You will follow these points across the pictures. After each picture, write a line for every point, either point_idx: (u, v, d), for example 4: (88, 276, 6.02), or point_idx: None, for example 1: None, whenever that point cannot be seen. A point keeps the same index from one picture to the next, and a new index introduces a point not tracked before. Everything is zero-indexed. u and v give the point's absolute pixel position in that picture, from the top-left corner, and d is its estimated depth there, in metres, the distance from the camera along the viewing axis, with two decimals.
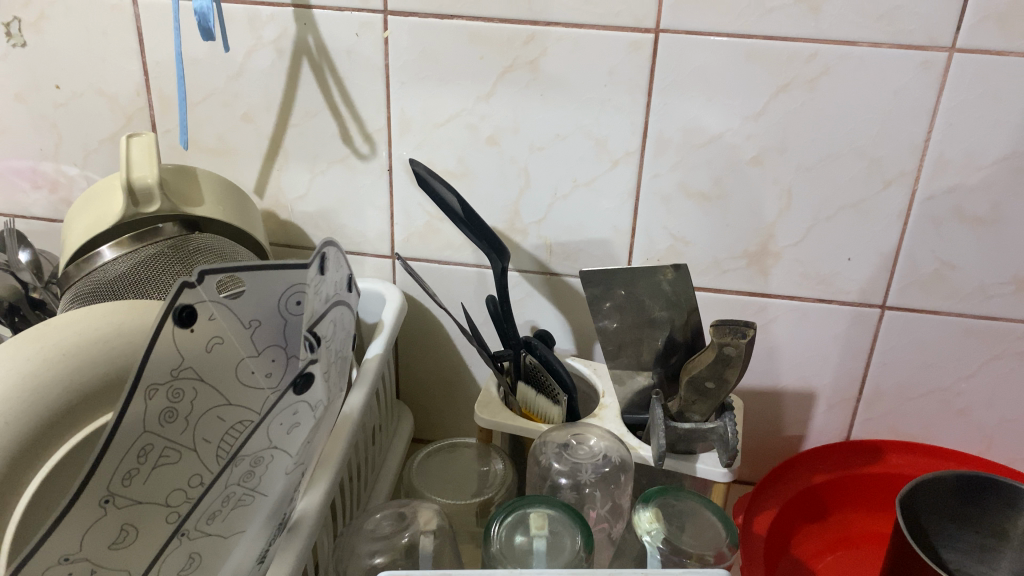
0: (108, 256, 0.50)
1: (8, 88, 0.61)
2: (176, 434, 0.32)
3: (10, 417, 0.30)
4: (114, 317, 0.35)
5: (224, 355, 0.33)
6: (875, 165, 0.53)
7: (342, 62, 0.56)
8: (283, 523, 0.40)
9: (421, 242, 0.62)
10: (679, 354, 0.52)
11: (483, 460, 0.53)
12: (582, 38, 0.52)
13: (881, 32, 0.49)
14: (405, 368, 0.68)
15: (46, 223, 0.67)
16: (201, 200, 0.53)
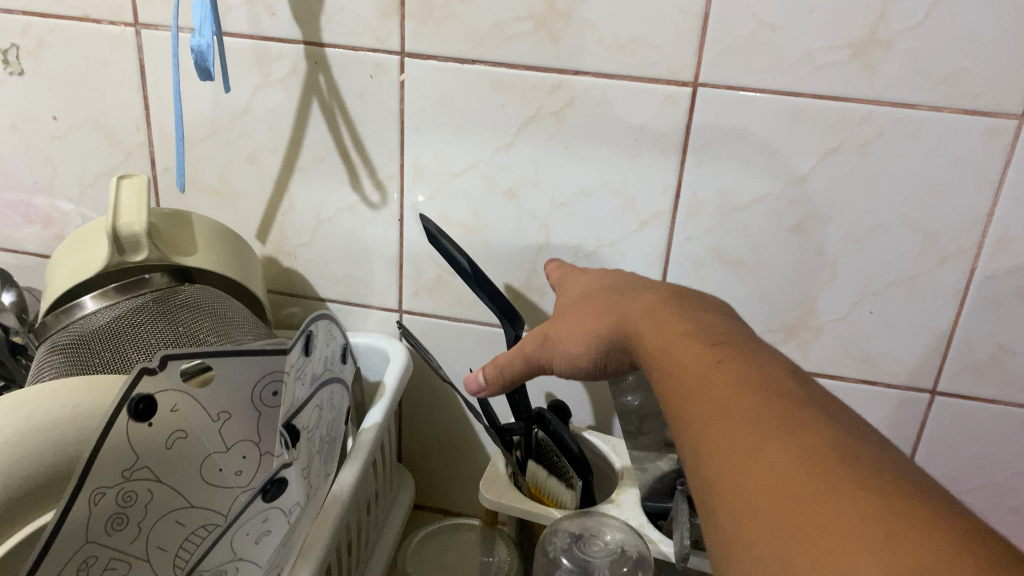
0: (90, 307, 0.46)
1: (3, 118, 0.58)
2: (126, 543, 0.27)
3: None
4: (67, 398, 0.30)
5: (186, 452, 0.29)
6: (929, 239, 0.48)
7: (353, 104, 0.52)
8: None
9: (431, 296, 0.58)
10: None
11: (486, 549, 0.49)
12: (612, 89, 0.48)
13: (943, 96, 0.45)
14: (409, 429, 0.63)
15: (38, 259, 0.63)
16: (193, 249, 0.49)
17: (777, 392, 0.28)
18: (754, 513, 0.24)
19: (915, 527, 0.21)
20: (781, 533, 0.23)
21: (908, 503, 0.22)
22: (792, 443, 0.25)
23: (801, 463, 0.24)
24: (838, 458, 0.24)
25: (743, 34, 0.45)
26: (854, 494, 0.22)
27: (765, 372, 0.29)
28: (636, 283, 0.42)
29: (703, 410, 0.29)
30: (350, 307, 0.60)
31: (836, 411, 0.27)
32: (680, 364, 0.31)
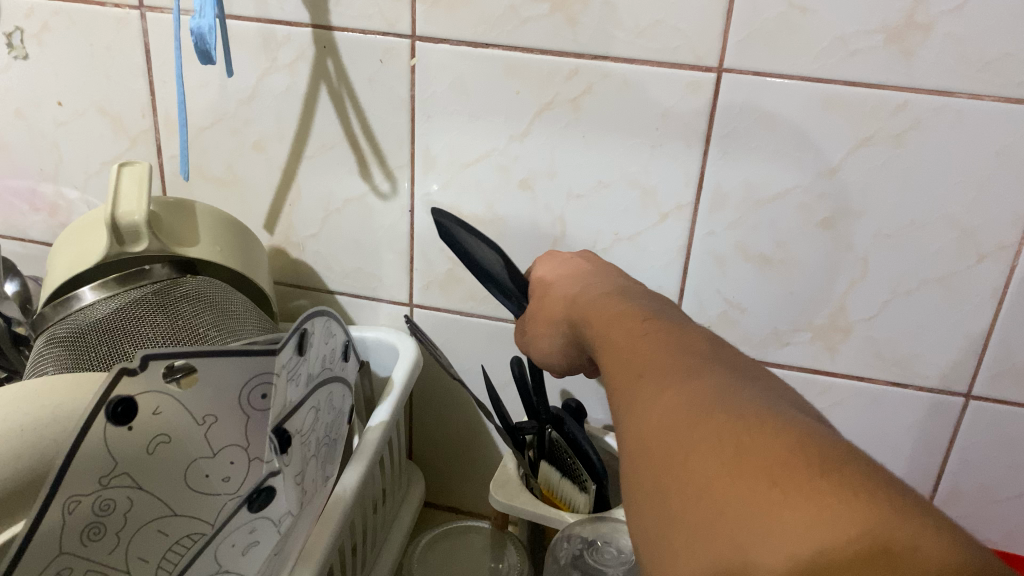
0: (89, 298, 0.44)
1: (8, 103, 0.57)
2: (104, 554, 0.25)
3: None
4: (46, 399, 0.29)
5: (171, 457, 0.27)
6: (968, 236, 0.46)
7: (363, 91, 0.50)
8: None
9: (442, 290, 0.56)
10: None
11: (497, 553, 0.47)
12: (633, 76, 0.46)
13: (985, 84, 0.42)
14: (419, 427, 0.61)
15: (45, 248, 0.62)
16: (196, 239, 0.47)
17: (679, 355, 0.27)
18: (642, 480, 0.23)
19: (789, 471, 0.20)
20: (665, 494, 0.22)
21: (788, 443, 0.21)
22: (680, 405, 0.24)
23: (687, 422, 0.23)
24: (720, 408, 0.23)
25: (772, 17, 0.43)
26: (733, 442, 0.21)
27: (677, 338, 0.28)
28: (586, 270, 0.41)
29: (615, 386, 0.28)
30: (360, 301, 0.58)
31: (737, 369, 0.26)
32: (606, 346, 0.31)
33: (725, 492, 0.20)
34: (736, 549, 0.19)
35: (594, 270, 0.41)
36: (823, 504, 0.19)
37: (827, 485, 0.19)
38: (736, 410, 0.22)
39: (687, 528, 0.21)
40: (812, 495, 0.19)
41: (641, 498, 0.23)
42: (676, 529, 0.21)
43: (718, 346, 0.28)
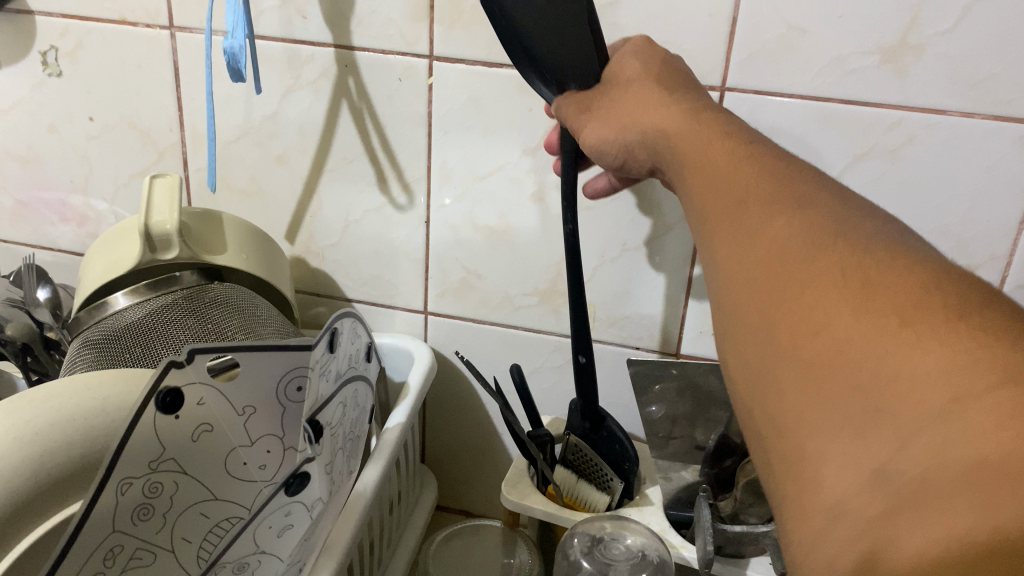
0: (122, 303, 0.46)
1: (42, 118, 0.59)
2: (152, 533, 0.28)
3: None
4: (98, 390, 0.31)
5: (212, 444, 0.29)
6: (961, 246, 0.48)
7: (382, 107, 0.53)
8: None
9: (456, 298, 0.58)
10: (736, 457, 0.47)
11: (508, 550, 0.49)
12: None
13: (975, 102, 0.44)
14: (432, 430, 0.63)
15: (72, 257, 0.64)
16: (223, 248, 0.50)
17: (788, 194, 0.29)
18: (766, 333, 0.27)
19: (919, 317, 0.23)
20: (792, 345, 0.25)
21: (915, 292, 0.24)
22: (799, 247, 0.27)
23: (809, 264, 0.26)
24: (842, 258, 0.26)
25: (772, 38, 0.45)
26: (859, 289, 0.24)
27: (782, 172, 0.31)
28: (657, 61, 0.40)
29: (716, 219, 0.31)
30: (376, 308, 0.60)
31: (847, 211, 0.29)
32: (698, 165, 0.33)
33: (855, 336, 0.23)
34: (869, 387, 0.22)
35: (660, 63, 0.40)
36: (954, 344, 0.21)
37: (956, 329, 0.22)
38: (859, 260, 0.25)
39: (817, 370, 0.24)
40: (943, 337, 0.22)
41: (765, 348, 0.26)
42: (803, 374, 0.24)
43: (827, 185, 0.31)
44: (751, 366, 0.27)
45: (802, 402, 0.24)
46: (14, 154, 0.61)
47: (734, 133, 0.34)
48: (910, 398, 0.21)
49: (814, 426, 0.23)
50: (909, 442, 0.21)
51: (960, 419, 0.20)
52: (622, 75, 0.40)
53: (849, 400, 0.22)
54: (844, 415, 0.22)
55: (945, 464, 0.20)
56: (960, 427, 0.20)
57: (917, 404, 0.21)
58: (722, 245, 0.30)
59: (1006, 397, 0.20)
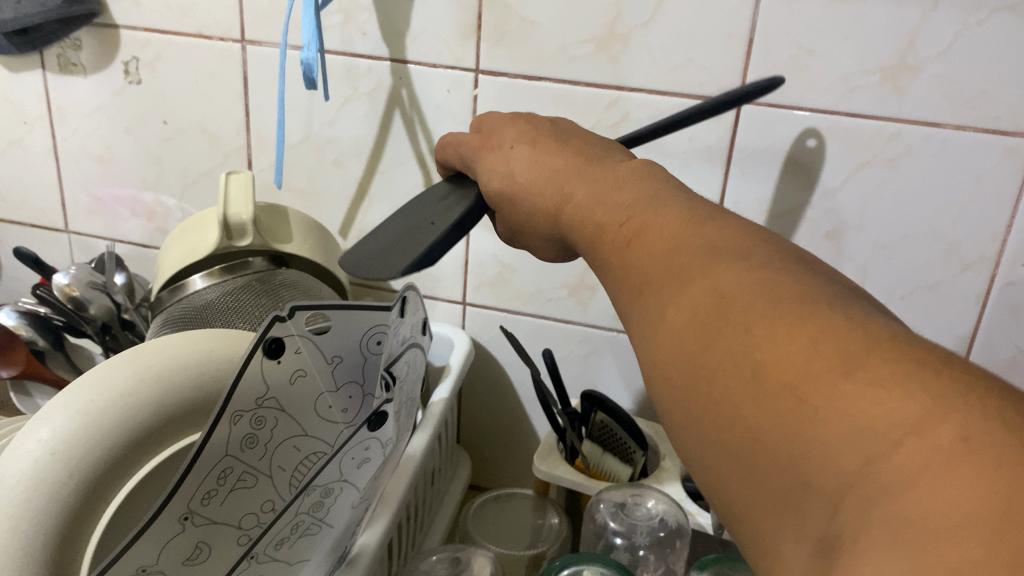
0: (199, 285, 0.52)
1: (120, 122, 0.66)
2: (255, 459, 0.33)
3: (84, 442, 0.32)
4: (205, 343, 0.37)
5: (305, 387, 0.35)
6: (953, 248, 0.53)
7: (431, 115, 0.59)
8: (342, 558, 0.41)
9: (492, 291, 0.64)
10: None
11: (539, 513, 0.54)
12: (664, 105, 0.54)
13: (966, 117, 0.49)
14: (467, 414, 0.69)
15: (140, 249, 0.70)
16: (290, 237, 0.56)
17: (676, 253, 0.27)
18: (680, 416, 0.24)
19: (812, 375, 0.20)
20: (704, 430, 0.23)
21: (805, 342, 0.21)
22: (694, 313, 0.25)
23: (704, 330, 0.24)
24: (731, 321, 0.23)
25: (784, 58, 0.51)
26: (747, 357, 0.22)
27: (672, 227, 0.29)
28: (534, 136, 0.40)
29: (627, 293, 0.29)
30: None
31: (735, 246, 0.26)
32: (610, 236, 0.31)
33: (761, 420, 0.21)
34: (788, 463, 0.20)
35: (526, 133, 0.41)
36: (852, 404, 0.19)
37: (849, 385, 0.19)
38: (745, 320, 0.23)
39: (736, 454, 0.22)
40: (841, 391, 0.19)
41: (682, 435, 0.24)
42: (724, 456, 0.22)
43: (717, 217, 0.28)
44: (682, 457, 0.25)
45: (733, 484, 0.22)
46: (93, 154, 0.68)
47: (622, 194, 0.32)
48: (828, 474, 0.19)
49: (750, 518, 0.21)
50: (840, 511, 0.18)
51: (885, 487, 0.18)
52: (496, 179, 0.40)
53: (774, 485, 0.20)
54: (776, 501, 0.20)
55: (873, 531, 0.17)
56: (885, 495, 0.18)
57: (836, 477, 0.19)
58: (636, 326, 0.28)
59: (918, 451, 0.17)
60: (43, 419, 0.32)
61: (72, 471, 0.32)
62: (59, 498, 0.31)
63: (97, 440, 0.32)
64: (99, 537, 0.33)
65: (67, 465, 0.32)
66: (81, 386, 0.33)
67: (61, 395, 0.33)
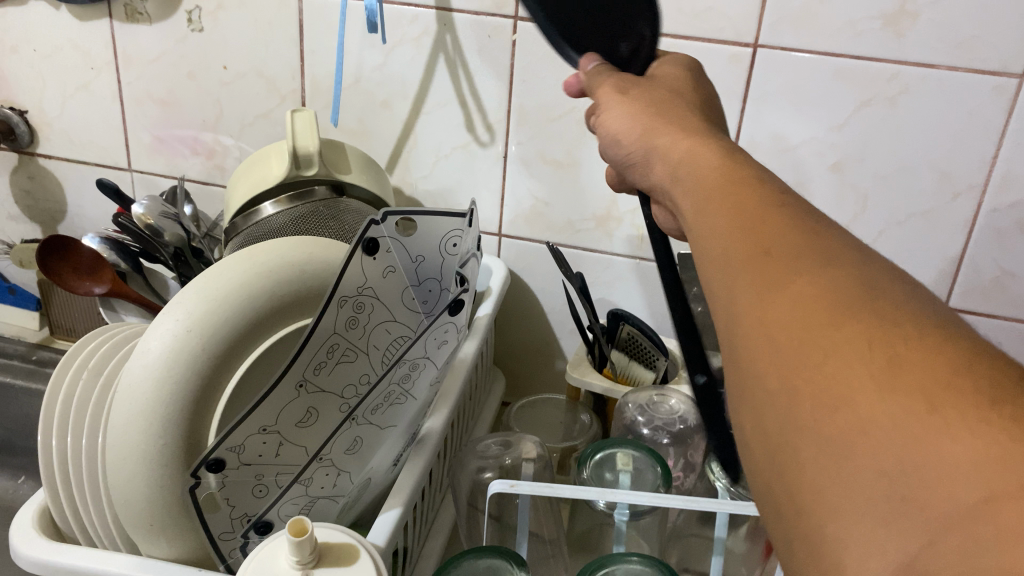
0: (270, 211, 0.59)
1: (182, 67, 0.71)
2: (355, 338, 0.40)
3: (212, 321, 0.38)
4: (306, 246, 0.43)
5: (394, 280, 0.41)
6: (945, 177, 0.59)
7: (473, 59, 0.64)
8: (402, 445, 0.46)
9: (526, 223, 0.70)
10: None
11: (571, 413, 0.61)
12: (688, 49, 0.60)
13: (959, 58, 0.55)
14: (502, 336, 0.76)
15: (200, 186, 0.77)
16: (348, 169, 0.62)
17: (805, 238, 0.27)
18: (778, 393, 0.25)
19: (950, 395, 0.21)
20: (805, 414, 0.23)
21: (947, 370, 0.22)
22: (821, 298, 0.25)
23: (831, 317, 0.24)
24: (873, 328, 0.23)
25: (797, 5, 0.56)
26: (885, 359, 0.22)
27: (799, 223, 0.28)
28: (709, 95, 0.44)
29: (727, 248, 0.29)
30: None
31: (863, 257, 0.27)
32: (726, 203, 0.31)
33: (880, 415, 0.22)
34: (896, 473, 0.21)
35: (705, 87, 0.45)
36: (986, 441, 0.20)
37: (991, 420, 0.20)
38: (885, 327, 0.23)
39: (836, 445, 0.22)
40: (978, 421, 0.20)
41: (774, 411, 0.25)
42: (819, 443, 0.23)
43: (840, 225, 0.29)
44: (761, 431, 0.25)
45: (821, 474, 0.22)
46: (157, 98, 0.73)
47: (739, 179, 0.32)
48: (939, 495, 0.20)
49: (827, 503, 0.22)
50: (940, 541, 0.20)
51: (996, 528, 0.19)
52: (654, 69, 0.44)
53: (872, 484, 0.21)
54: (868, 498, 0.21)
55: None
56: (993, 537, 0.19)
57: (947, 504, 0.20)
58: (732, 285, 0.28)
59: None
60: (177, 303, 0.39)
61: (205, 346, 0.38)
62: (193, 366, 0.38)
63: (223, 322, 0.39)
64: (227, 398, 0.40)
65: (202, 340, 0.38)
66: (208, 277, 0.40)
67: (191, 283, 0.39)
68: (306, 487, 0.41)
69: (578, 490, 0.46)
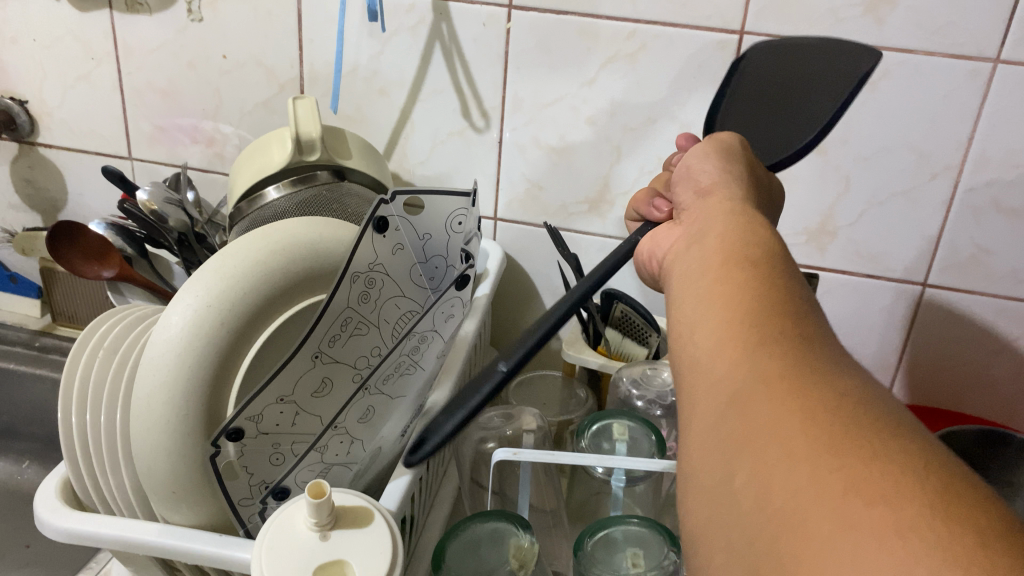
0: (274, 196, 0.60)
1: (182, 57, 0.73)
2: (367, 312, 0.42)
3: (230, 296, 0.40)
4: (318, 226, 0.45)
5: (403, 257, 0.44)
6: (923, 158, 0.62)
7: (468, 47, 0.66)
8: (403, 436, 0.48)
9: (521, 206, 0.72)
10: None
11: (568, 389, 0.64)
12: (677, 36, 0.61)
13: (936, 43, 0.58)
14: (498, 317, 0.78)
15: (200, 173, 0.78)
16: (349, 155, 0.64)
17: (849, 371, 0.28)
18: (798, 471, 0.24)
19: (997, 530, 0.20)
20: (821, 495, 0.23)
21: (998, 511, 0.21)
22: (868, 418, 0.25)
23: (876, 434, 0.24)
24: (917, 445, 0.23)
25: None
26: (932, 482, 0.22)
27: (847, 361, 0.29)
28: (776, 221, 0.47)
29: (771, 334, 0.29)
30: None
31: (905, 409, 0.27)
32: (778, 297, 0.31)
33: (918, 524, 0.20)
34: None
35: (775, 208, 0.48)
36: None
37: None
38: (933, 458, 0.23)
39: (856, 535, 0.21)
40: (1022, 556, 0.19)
41: (785, 481, 0.24)
42: (839, 529, 0.21)
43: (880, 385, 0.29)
44: (765, 501, 0.24)
45: (829, 555, 0.21)
46: (157, 87, 0.75)
47: (783, 283, 0.32)
48: None
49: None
50: None
51: None
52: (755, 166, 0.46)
53: None
54: None
55: None
56: None
57: None
58: (769, 365, 0.28)
59: None
60: (197, 279, 0.41)
61: (224, 320, 0.40)
62: (212, 339, 0.40)
63: (242, 297, 0.41)
64: (246, 369, 0.42)
65: (221, 315, 0.40)
66: (226, 255, 0.41)
67: (209, 261, 0.41)
68: (322, 454, 0.43)
69: (578, 457, 0.48)
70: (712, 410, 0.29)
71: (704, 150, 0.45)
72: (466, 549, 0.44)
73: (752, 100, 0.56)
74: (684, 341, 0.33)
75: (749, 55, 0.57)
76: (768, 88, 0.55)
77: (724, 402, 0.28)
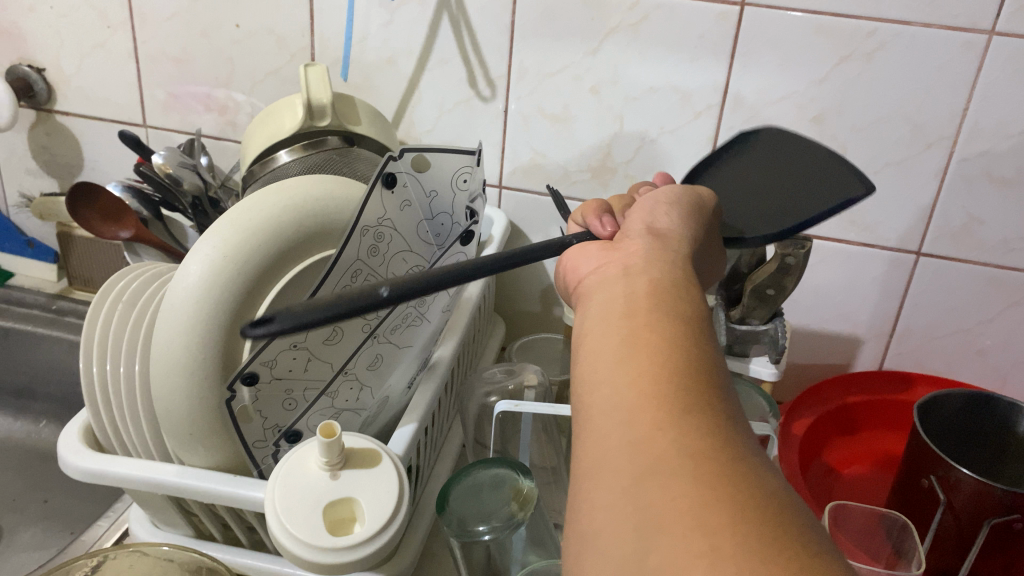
0: (286, 159, 0.62)
1: (195, 26, 0.74)
2: (375, 265, 0.44)
3: (244, 248, 0.42)
4: (329, 184, 0.47)
5: (409, 213, 0.46)
6: (918, 129, 0.63)
7: (475, 17, 0.68)
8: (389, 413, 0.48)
9: (525, 175, 0.74)
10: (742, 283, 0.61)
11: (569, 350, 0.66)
12: (678, 7, 0.63)
13: (930, 14, 0.59)
14: (502, 284, 0.80)
15: (213, 140, 0.80)
16: (359, 121, 0.66)
17: (751, 458, 0.27)
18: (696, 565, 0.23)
19: None
20: None
21: None
22: (767, 518, 0.24)
23: (774, 540, 0.23)
24: (816, 555, 0.23)
25: None
26: None
27: (750, 444, 0.28)
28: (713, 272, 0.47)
29: (682, 406, 0.28)
30: None
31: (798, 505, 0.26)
32: (694, 363, 0.30)
33: None
34: None
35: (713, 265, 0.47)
36: None
37: None
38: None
39: None
40: None
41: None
42: None
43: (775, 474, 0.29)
44: None
45: None
46: (171, 56, 0.76)
47: (705, 349, 0.31)
48: None
49: None
50: None
51: None
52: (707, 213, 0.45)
53: None
54: None
55: None
56: None
57: None
58: (677, 441, 0.27)
59: None
60: (213, 232, 0.43)
61: (239, 270, 0.42)
62: (229, 290, 0.42)
63: (256, 249, 0.43)
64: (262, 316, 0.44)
65: (237, 265, 0.42)
66: (240, 211, 0.43)
67: (223, 217, 0.43)
68: (332, 399, 0.46)
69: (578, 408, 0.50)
70: (621, 472, 0.27)
71: (667, 200, 0.43)
72: (469, 492, 0.46)
73: (749, 167, 0.58)
74: (591, 384, 0.31)
75: (766, 130, 0.60)
76: (771, 164, 0.57)
77: (637, 468, 0.27)
